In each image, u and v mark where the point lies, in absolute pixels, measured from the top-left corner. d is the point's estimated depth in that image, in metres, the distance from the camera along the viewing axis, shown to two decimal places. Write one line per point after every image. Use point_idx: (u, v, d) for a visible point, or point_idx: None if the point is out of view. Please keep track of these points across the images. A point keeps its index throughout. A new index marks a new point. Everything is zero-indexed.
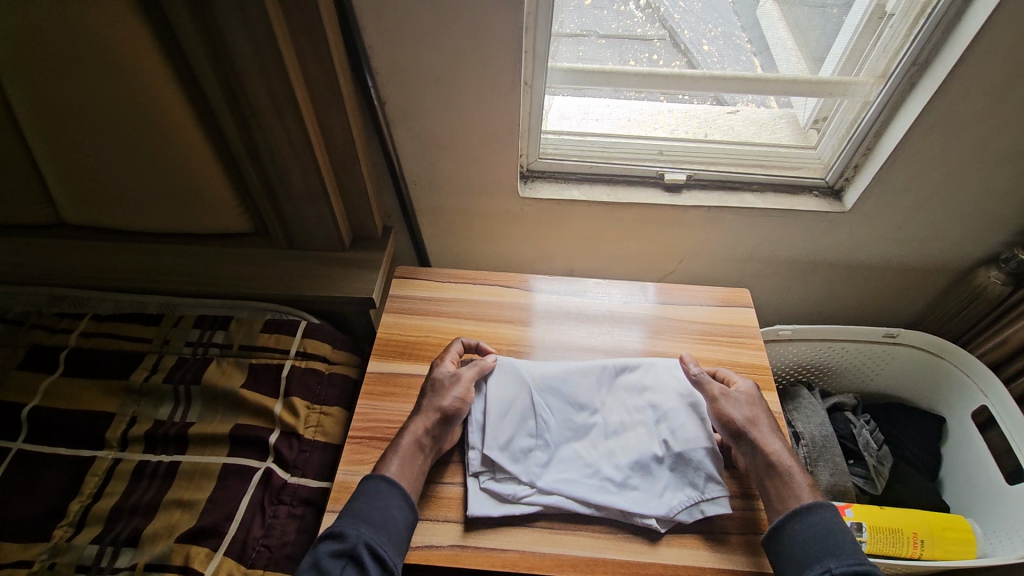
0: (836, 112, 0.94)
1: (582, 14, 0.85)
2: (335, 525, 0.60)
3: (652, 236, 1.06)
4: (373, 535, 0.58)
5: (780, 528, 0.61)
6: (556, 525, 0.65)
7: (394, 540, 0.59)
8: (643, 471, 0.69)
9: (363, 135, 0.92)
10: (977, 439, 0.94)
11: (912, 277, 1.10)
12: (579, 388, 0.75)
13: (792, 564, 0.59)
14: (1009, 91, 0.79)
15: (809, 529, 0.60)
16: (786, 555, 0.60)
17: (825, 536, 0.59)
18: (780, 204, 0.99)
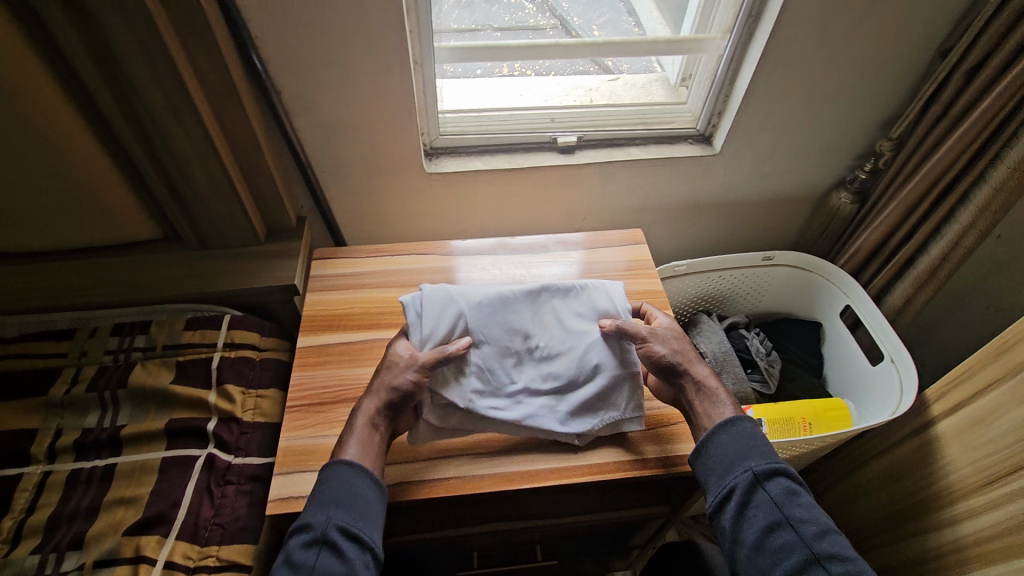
0: (698, 67, 1.07)
1: (474, 11, 0.97)
2: (301, 517, 0.60)
3: (555, 197, 1.15)
4: (342, 516, 0.60)
5: (705, 441, 0.68)
6: (491, 449, 0.73)
7: (362, 514, 0.61)
8: (572, 390, 0.74)
9: (265, 128, 0.95)
10: (846, 335, 1.10)
11: (782, 207, 1.25)
12: (510, 316, 0.76)
13: (717, 470, 0.66)
14: (824, 35, 0.94)
15: (729, 439, 0.67)
16: (711, 462, 0.67)
17: (740, 444, 0.67)
18: (661, 154, 1.11)
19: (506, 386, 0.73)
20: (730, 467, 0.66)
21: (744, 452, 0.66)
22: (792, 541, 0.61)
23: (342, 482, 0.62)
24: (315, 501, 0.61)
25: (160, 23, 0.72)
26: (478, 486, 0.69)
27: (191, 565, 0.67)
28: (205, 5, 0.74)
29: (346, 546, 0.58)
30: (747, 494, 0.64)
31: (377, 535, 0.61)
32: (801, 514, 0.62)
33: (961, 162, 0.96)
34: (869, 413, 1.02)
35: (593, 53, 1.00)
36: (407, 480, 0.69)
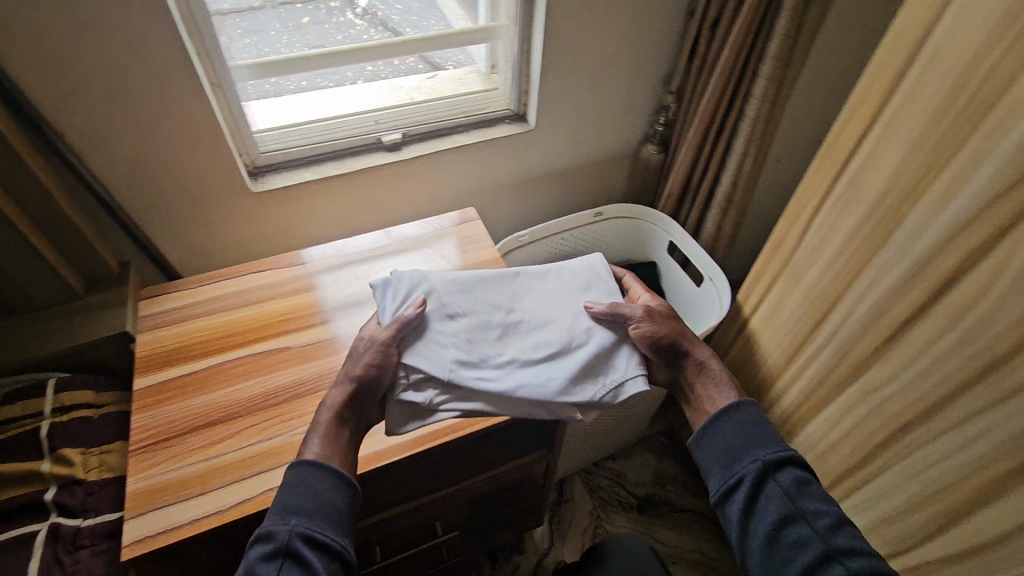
0: (499, 54, 1.17)
1: (305, 32, 0.99)
2: (262, 528, 0.58)
3: (394, 194, 1.19)
4: (306, 523, 0.58)
5: (710, 426, 0.68)
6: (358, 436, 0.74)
7: (328, 521, 0.59)
8: (568, 355, 0.74)
9: (55, 174, 0.88)
10: (674, 267, 1.26)
11: (604, 168, 1.39)
12: (487, 294, 0.79)
13: (724, 459, 0.66)
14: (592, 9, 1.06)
15: (732, 426, 0.67)
16: (717, 450, 0.67)
17: (746, 433, 0.66)
18: (482, 137, 1.18)
19: (500, 363, 0.72)
20: (737, 457, 0.65)
21: (748, 442, 0.66)
22: (806, 536, 0.59)
23: (311, 486, 0.60)
24: (280, 509, 0.59)
25: None
26: None
27: None
28: None
29: (308, 554, 0.56)
30: (756, 484, 0.63)
31: (341, 543, 0.58)
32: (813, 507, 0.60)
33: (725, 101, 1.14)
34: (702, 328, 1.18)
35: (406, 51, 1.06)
36: (268, 484, 0.67)
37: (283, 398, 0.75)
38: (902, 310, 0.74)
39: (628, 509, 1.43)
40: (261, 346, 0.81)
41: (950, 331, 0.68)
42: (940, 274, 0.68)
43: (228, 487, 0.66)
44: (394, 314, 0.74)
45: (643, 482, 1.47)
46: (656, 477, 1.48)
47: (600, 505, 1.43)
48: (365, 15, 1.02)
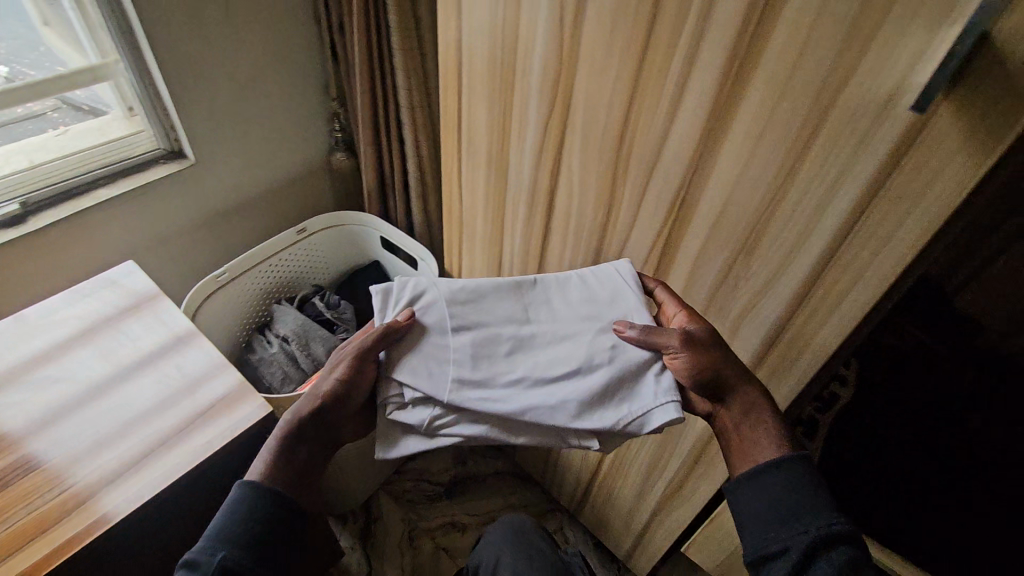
0: (126, 93, 1.07)
1: None
2: (196, 551, 0.54)
3: (36, 273, 1.01)
4: (240, 554, 0.54)
5: (745, 480, 0.61)
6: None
7: (259, 558, 0.55)
8: (595, 377, 0.66)
9: None
10: (393, 259, 1.33)
11: (301, 185, 1.38)
12: (494, 307, 0.72)
13: (760, 522, 0.58)
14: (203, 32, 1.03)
15: (774, 487, 0.59)
16: (756, 515, 0.59)
17: (790, 495, 0.57)
18: (133, 183, 1.07)
19: (507, 385, 0.66)
20: (779, 521, 0.57)
21: (793, 513, 0.56)
22: None
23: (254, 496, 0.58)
24: (222, 532, 0.55)
25: None
26: None
27: None
28: None
29: None
30: (805, 552, 0.54)
31: None
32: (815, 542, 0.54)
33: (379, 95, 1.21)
34: None
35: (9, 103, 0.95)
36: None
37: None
38: (537, 233, 0.87)
39: (437, 499, 1.46)
40: None
41: (567, 236, 0.83)
42: (544, 194, 0.82)
43: None
44: (391, 328, 0.67)
45: (444, 467, 1.51)
46: (455, 458, 1.53)
47: (410, 508, 1.43)
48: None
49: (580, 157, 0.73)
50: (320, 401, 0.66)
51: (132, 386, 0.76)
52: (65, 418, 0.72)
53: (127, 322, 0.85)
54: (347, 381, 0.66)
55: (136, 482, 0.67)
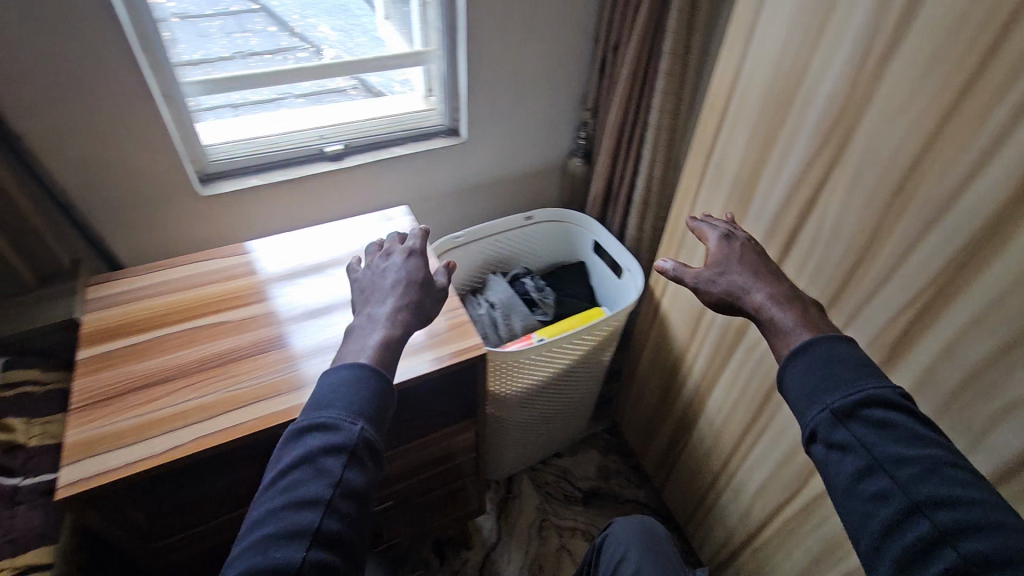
0: (434, 79, 1.31)
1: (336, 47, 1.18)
2: (316, 457, 0.58)
3: (332, 201, 1.28)
4: (333, 418, 0.61)
5: (798, 361, 0.60)
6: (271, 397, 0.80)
7: (336, 402, 0.62)
8: None
9: (25, 182, 0.97)
10: (601, 265, 1.40)
11: (536, 180, 1.52)
12: None
13: (815, 394, 0.58)
14: (511, 24, 1.20)
15: (813, 369, 0.59)
16: (809, 390, 0.58)
17: (831, 371, 0.58)
18: (418, 149, 1.30)
19: (727, 256, 0.74)
20: (835, 428, 0.55)
21: (832, 383, 0.57)
22: (887, 489, 0.51)
23: (347, 373, 0.65)
24: (334, 404, 0.62)
25: None
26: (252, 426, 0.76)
27: None
28: None
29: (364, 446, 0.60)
30: (868, 486, 0.52)
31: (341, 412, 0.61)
32: (932, 486, 0.50)
33: (616, 169, 1.37)
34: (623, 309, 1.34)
35: (321, 74, 1.18)
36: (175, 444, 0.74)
37: (200, 367, 0.83)
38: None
39: (573, 501, 1.45)
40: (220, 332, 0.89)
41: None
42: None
43: (164, 437, 0.74)
44: (439, 285, 0.82)
45: (588, 476, 1.50)
46: (600, 472, 1.51)
47: (546, 499, 1.45)
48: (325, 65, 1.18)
49: (821, 248, 0.76)
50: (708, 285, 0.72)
51: None
52: (315, 294, 0.96)
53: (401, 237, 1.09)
54: (718, 270, 0.72)
55: None
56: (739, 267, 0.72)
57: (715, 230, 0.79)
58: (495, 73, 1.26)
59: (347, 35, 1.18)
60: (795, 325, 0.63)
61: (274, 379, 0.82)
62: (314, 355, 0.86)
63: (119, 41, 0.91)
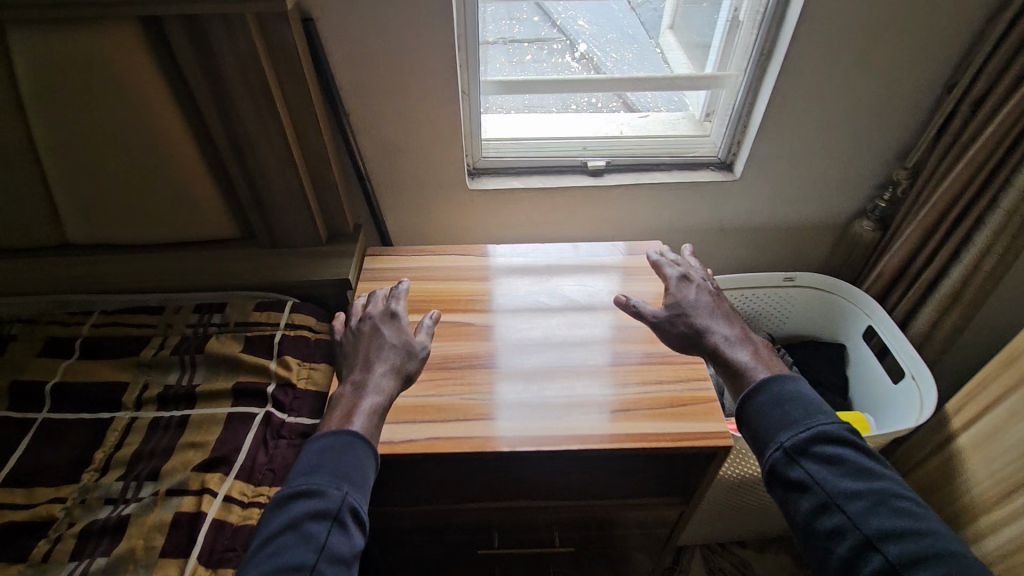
0: (719, 105, 1.18)
1: (624, 66, 1.13)
2: (295, 520, 0.63)
3: (581, 216, 1.25)
4: (317, 484, 0.66)
5: (756, 406, 0.72)
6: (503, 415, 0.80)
7: (317, 470, 0.68)
8: None
9: (338, 150, 1.09)
10: (870, 356, 1.18)
11: (803, 235, 1.32)
12: None
13: (767, 437, 0.70)
14: (841, 58, 1.02)
15: (776, 411, 0.70)
16: (760, 431, 0.71)
17: (787, 416, 0.70)
18: (684, 178, 1.20)
19: (693, 301, 0.87)
20: (792, 467, 0.67)
21: (791, 423, 0.69)
22: (843, 524, 0.62)
23: (323, 444, 0.70)
24: (315, 471, 0.68)
25: (272, 88, 0.92)
26: (484, 442, 0.77)
27: (246, 500, 0.77)
28: (301, 55, 0.91)
29: (345, 516, 0.65)
30: (827, 521, 0.63)
31: (316, 480, 0.67)
32: (880, 517, 0.61)
33: (923, 249, 1.11)
34: (889, 417, 1.11)
35: (607, 89, 1.14)
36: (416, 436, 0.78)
37: (439, 365, 0.87)
38: None
39: None
40: (466, 331, 0.93)
41: None
42: None
43: (405, 426, 0.79)
44: (421, 347, 0.85)
45: None
46: None
47: None
48: (582, 59, 1.12)
49: None
50: (690, 325, 0.84)
51: (597, 355, 0.89)
52: (550, 318, 0.96)
53: (637, 280, 1.03)
54: (689, 306, 0.87)
55: (592, 426, 0.79)
56: (711, 311, 0.85)
57: (675, 270, 0.94)
58: (799, 112, 1.10)
59: (636, 54, 1.13)
60: (751, 364, 0.76)
61: (507, 398, 0.82)
62: (544, 384, 0.85)
63: (448, 39, 0.96)
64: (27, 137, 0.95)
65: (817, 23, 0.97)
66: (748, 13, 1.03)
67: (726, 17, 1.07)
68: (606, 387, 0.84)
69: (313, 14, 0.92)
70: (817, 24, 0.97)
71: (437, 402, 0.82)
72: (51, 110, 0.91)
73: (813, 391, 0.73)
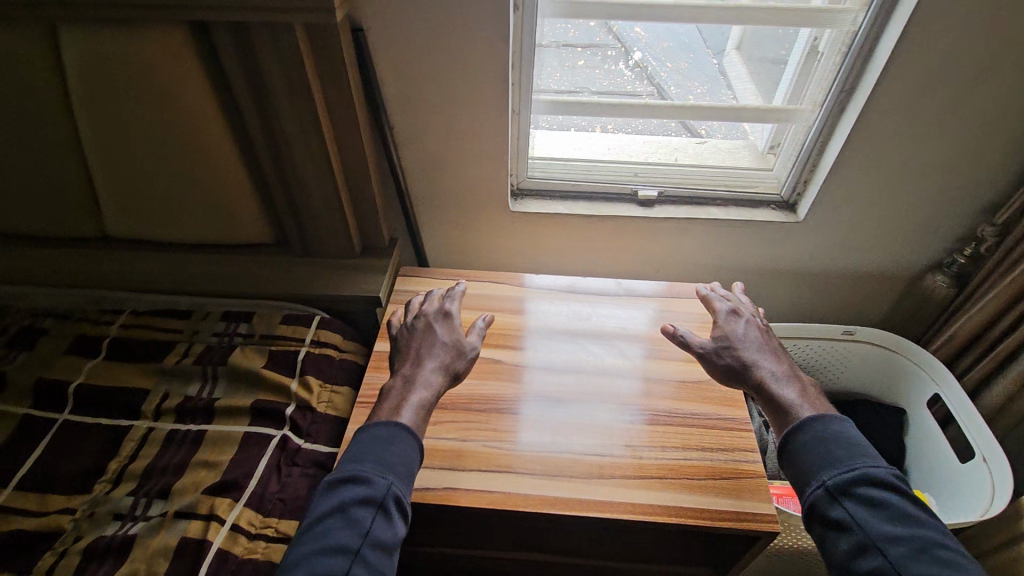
0: (786, 138, 1.09)
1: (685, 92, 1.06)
2: (342, 501, 0.63)
3: (626, 246, 1.18)
4: (368, 471, 0.65)
5: (798, 440, 0.68)
6: (526, 469, 0.77)
7: (369, 457, 0.67)
8: None
9: (378, 162, 1.05)
10: (933, 426, 1.07)
11: (867, 283, 1.21)
12: None
13: (807, 470, 0.66)
14: (933, 100, 0.92)
15: (815, 443, 0.67)
16: (800, 464, 0.67)
17: (826, 450, 0.66)
18: (742, 216, 1.11)
19: (742, 335, 0.82)
20: (832, 503, 0.63)
21: (833, 457, 0.65)
22: (882, 567, 0.57)
23: (377, 431, 0.70)
24: (368, 458, 0.67)
25: (315, 98, 0.89)
26: (503, 500, 0.73)
27: (253, 532, 0.74)
28: (347, 66, 0.87)
29: (393, 504, 0.64)
30: (865, 562, 0.58)
31: (368, 466, 0.66)
32: (917, 555, 0.56)
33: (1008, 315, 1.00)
34: (952, 500, 1.00)
35: (666, 116, 1.06)
36: (433, 484, 0.74)
37: (463, 406, 0.83)
38: None
39: None
40: (495, 369, 0.89)
41: None
42: None
43: (424, 473, 0.76)
44: (472, 347, 0.83)
45: None
46: None
47: None
48: (636, 68, 1.05)
49: None
50: (736, 357, 0.79)
51: (630, 408, 0.84)
52: (585, 361, 0.91)
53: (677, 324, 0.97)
54: (736, 337, 0.81)
55: (616, 491, 0.75)
56: (756, 345, 0.80)
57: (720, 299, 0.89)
58: (877, 156, 1.00)
59: (701, 81, 1.06)
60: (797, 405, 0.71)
61: (533, 449, 0.79)
62: (572, 438, 0.80)
63: (500, 55, 0.91)
64: (71, 133, 0.94)
65: (908, 61, 0.88)
66: (830, 44, 0.94)
67: (803, 45, 0.98)
68: (635, 448, 0.79)
69: (363, 24, 0.88)
70: (909, 61, 0.88)
71: (461, 450, 0.78)
72: (95, 108, 0.90)
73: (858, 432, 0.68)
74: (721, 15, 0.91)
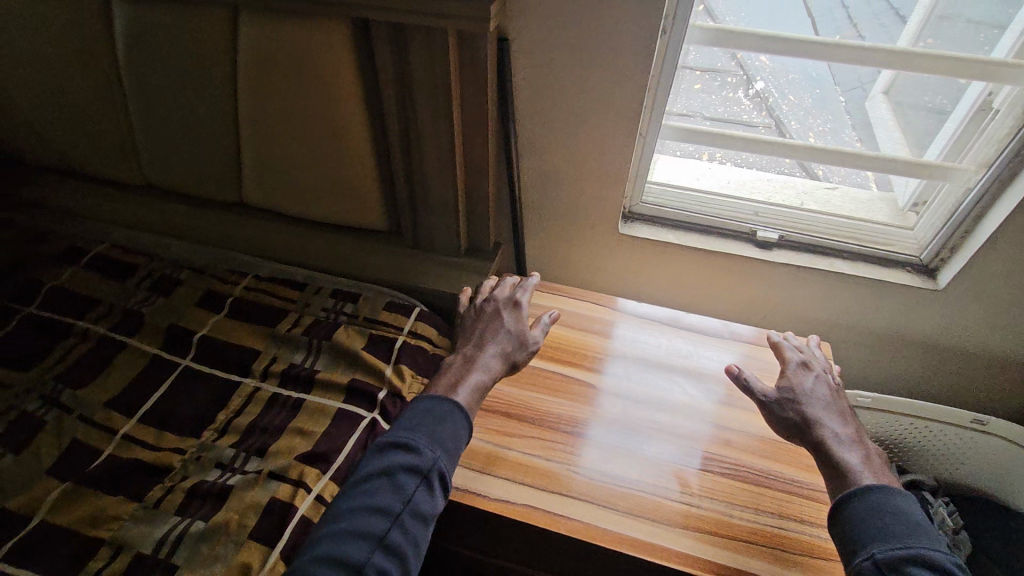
0: (936, 196, 0.98)
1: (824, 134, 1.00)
2: (390, 463, 0.66)
3: (734, 287, 1.12)
4: (419, 441, 0.68)
5: (845, 509, 0.64)
6: (602, 501, 0.74)
7: (421, 429, 0.69)
8: None
9: (498, 168, 1.07)
10: None
11: (1008, 370, 1.08)
12: None
13: (852, 542, 0.61)
14: None
15: (864, 515, 0.62)
16: (846, 535, 0.62)
17: (875, 523, 0.61)
18: (872, 276, 1.02)
19: (809, 388, 0.76)
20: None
21: (883, 531, 0.60)
22: None
23: (428, 405, 0.72)
24: (419, 428, 0.69)
25: (452, 101, 0.91)
26: (575, 530, 0.71)
27: None
28: (487, 73, 0.89)
29: (437, 477, 0.66)
30: None
31: (418, 437, 0.68)
32: None
33: None
34: None
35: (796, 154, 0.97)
36: (510, 498, 0.74)
37: (549, 424, 0.82)
38: None
39: None
40: (582, 392, 0.87)
41: None
42: None
43: (503, 484, 0.76)
44: (534, 341, 0.84)
45: None
46: None
47: None
48: (755, 97, 1.01)
49: None
50: (799, 413, 0.73)
51: (716, 458, 0.80)
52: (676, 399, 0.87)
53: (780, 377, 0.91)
54: (802, 391, 0.76)
55: (689, 543, 0.71)
56: (823, 403, 0.74)
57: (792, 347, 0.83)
58: None
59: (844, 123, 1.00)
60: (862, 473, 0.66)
61: (608, 481, 0.76)
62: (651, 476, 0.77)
63: (639, 78, 0.89)
64: (231, 108, 1.04)
65: None
66: (1009, 101, 0.85)
67: (973, 100, 0.89)
68: (716, 500, 0.75)
69: (509, 34, 0.90)
70: None
71: (542, 468, 0.77)
72: (255, 88, 0.99)
73: (922, 512, 0.63)
74: (886, 60, 0.84)
